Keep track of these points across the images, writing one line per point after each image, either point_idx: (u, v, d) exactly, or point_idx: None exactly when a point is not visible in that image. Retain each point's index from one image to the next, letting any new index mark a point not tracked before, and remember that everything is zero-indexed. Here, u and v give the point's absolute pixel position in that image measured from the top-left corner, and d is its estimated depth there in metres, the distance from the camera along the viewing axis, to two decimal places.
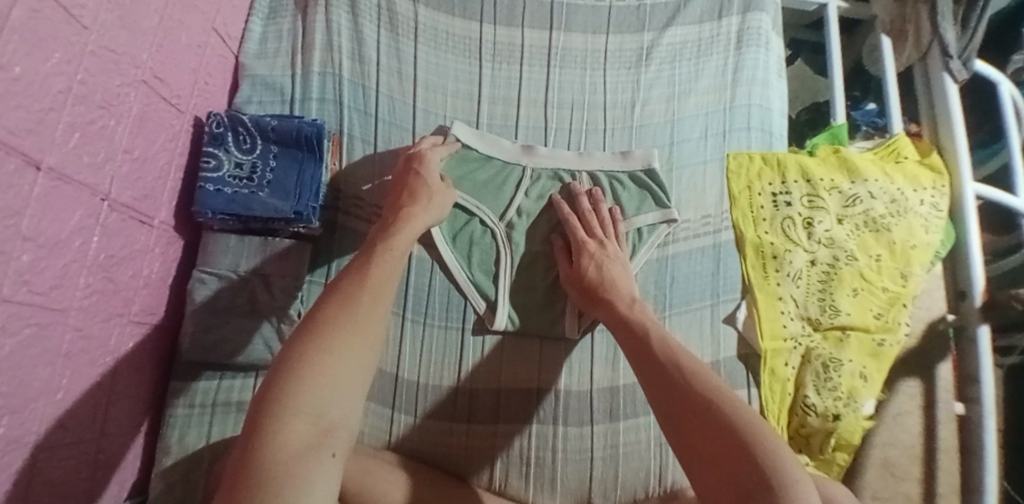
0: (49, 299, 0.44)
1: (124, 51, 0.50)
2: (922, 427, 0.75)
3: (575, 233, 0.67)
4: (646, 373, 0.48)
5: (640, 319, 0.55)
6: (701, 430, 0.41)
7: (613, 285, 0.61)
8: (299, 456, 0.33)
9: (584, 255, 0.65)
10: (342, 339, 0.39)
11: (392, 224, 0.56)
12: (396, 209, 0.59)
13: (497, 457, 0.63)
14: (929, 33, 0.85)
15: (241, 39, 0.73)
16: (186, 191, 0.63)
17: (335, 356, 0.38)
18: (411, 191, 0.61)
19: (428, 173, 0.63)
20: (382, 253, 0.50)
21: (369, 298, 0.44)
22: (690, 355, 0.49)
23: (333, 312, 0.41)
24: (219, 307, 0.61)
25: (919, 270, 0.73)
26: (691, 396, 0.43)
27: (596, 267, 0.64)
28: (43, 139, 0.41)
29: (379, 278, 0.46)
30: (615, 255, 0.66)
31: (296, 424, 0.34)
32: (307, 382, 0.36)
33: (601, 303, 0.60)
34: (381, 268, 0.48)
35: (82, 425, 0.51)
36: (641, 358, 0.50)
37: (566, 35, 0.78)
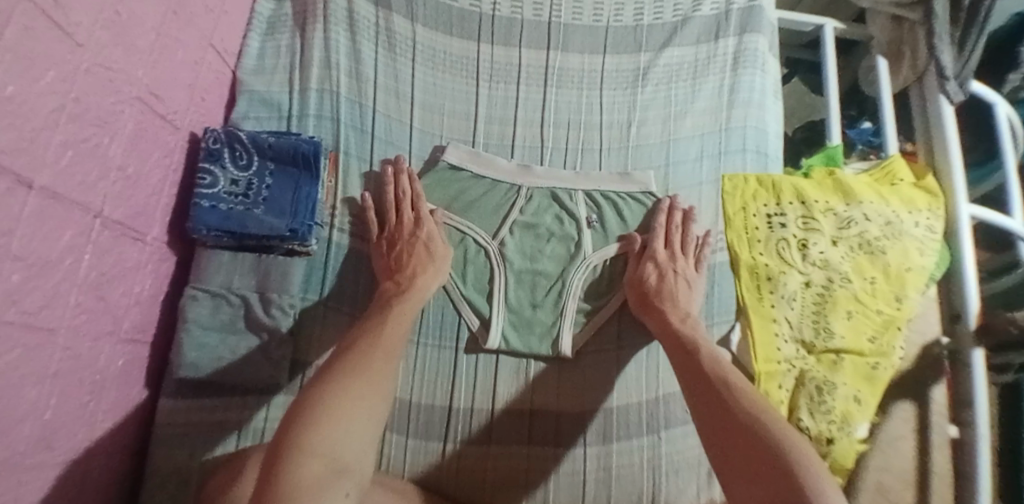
0: (38, 319, 0.44)
1: (119, 69, 0.50)
2: (917, 451, 0.75)
3: (654, 242, 0.69)
4: (692, 387, 0.52)
5: (691, 338, 0.58)
6: (740, 443, 0.43)
7: (672, 298, 0.64)
8: (314, 485, 0.36)
9: (651, 260, 0.68)
10: (352, 388, 0.45)
11: (402, 289, 0.60)
12: (401, 270, 0.62)
13: (489, 479, 0.63)
14: (926, 55, 0.85)
15: (238, 54, 0.73)
16: (180, 207, 0.62)
17: (348, 405, 0.43)
18: (415, 252, 0.64)
19: (429, 236, 0.65)
20: (393, 318, 0.55)
21: (382, 356, 0.50)
22: (743, 379, 0.50)
23: (345, 368, 0.47)
24: (213, 324, 0.60)
25: (914, 294, 0.73)
26: (732, 413, 0.46)
27: (659, 275, 0.66)
28: (34, 158, 0.41)
29: (391, 342, 0.52)
30: (681, 270, 0.68)
31: (314, 461, 0.37)
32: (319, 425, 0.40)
33: (653, 312, 0.63)
34: (393, 329, 0.54)
35: (68, 445, 0.50)
36: (690, 372, 0.53)
37: (563, 54, 0.79)
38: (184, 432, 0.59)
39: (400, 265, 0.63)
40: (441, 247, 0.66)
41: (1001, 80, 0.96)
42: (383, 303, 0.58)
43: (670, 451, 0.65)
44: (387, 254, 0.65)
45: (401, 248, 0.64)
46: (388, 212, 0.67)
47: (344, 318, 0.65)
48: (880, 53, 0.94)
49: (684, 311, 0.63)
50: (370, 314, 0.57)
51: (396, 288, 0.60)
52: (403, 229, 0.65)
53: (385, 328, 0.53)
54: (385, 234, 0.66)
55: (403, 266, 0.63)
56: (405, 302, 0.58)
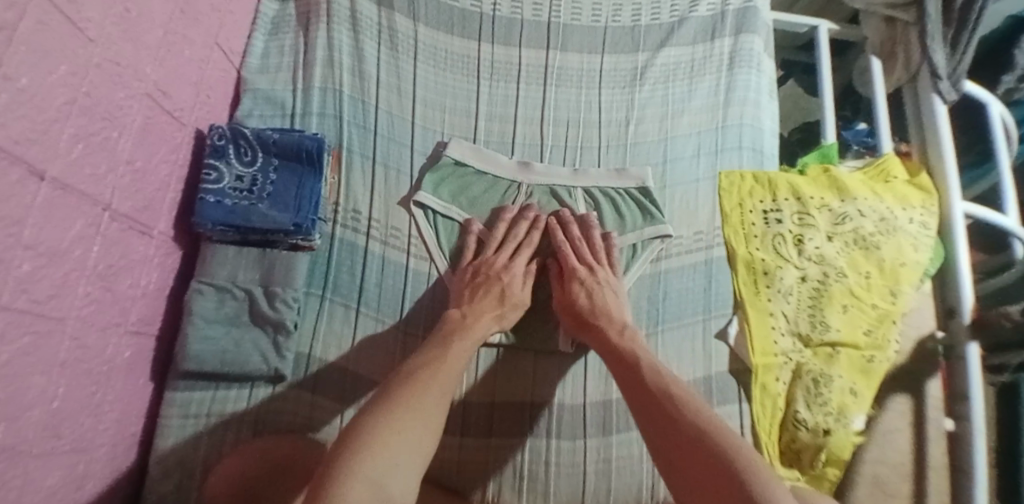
0: (47, 308, 0.45)
1: (128, 64, 0.51)
2: (912, 444, 0.76)
3: (566, 255, 0.68)
4: (636, 399, 0.54)
5: (631, 352, 0.58)
6: (702, 472, 0.45)
7: (603, 312, 0.63)
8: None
9: (574, 281, 0.66)
10: (405, 420, 0.47)
11: (466, 322, 0.61)
12: (474, 305, 0.63)
13: (491, 471, 0.63)
14: (919, 55, 0.87)
15: (243, 54, 0.74)
16: (186, 202, 0.63)
17: (394, 435, 0.45)
18: (489, 292, 0.64)
19: (513, 277, 0.66)
20: (456, 352, 0.56)
21: (435, 388, 0.51)
22: (694, 398, 0.52)
23: (402, 398, 0.49)
24: (218, 317, 0.61)
25: (908, 289, 0.74)
26: (689, 439, 0.48)
27: (587, 295, 0.64)
28: (45, 149, 0.42)
29: (448, 372, 0.54)
30: (605, 281, 0.66)
31: (361, 489, 0.39)
32: (371, 453, 0.42)
33: (592, 332, 0.62)
34: (451, 360, 0.55)
35: (75, 435, 0.51)
36: (630, 384, 0.55)
37: (562, 54, 0.80)
38: (189, 424, 0.60)
39: (474, 299, 0.63)
40: (522, 297, 0.65)
41: (995, 81, 0.98)
42: (446, 333, 0.59)
43: None
44: (467, 283, 0.66)
45: (480, 281, 0.65)
46: (489, 245, 0.69)
47: (347, 312, 0.66)
48: (873, 53, 0.96)
49: (622, 324, 0.62)
50: (432, 341, 0.59)
51: (460, 319, 0.61)
52: (494, 266, 0.66)
53: (444, 360, 0.55)
54: (474, 265, 0.67)
55: (474, 295, 0.64)
56: (466, 334, 0.59)
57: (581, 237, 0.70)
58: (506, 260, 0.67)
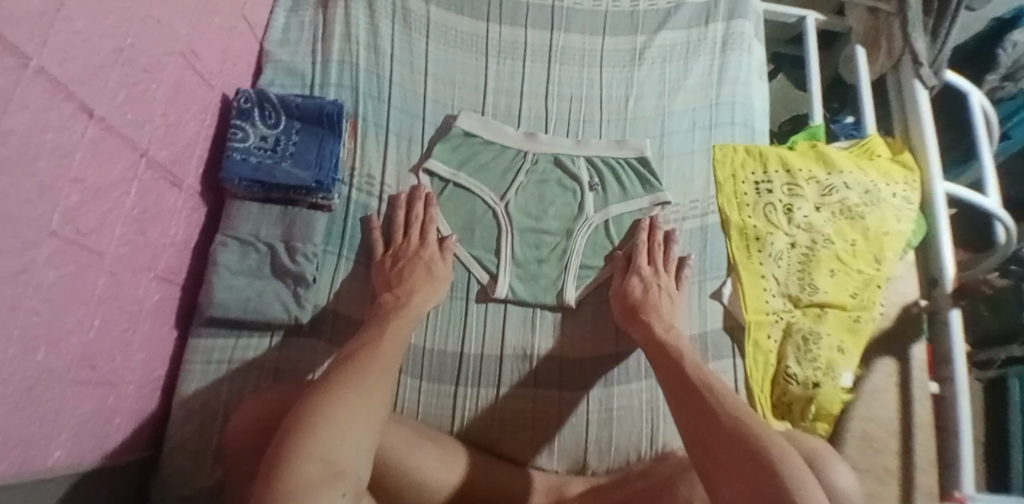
0: (89, 241, 0.48)
1: (166, 24, 0.56)
2: (899, 403, 0.79)
3: (637, 257, 0.71)
4: (675, 392, 0.52)
5: (676, 349, 0.58)
6: (730, 458, 0.43)
7: (655, 311, 0.65)
8: (306, 490, 0.35)
9: (636, 274, 0.69)
10: (353, 401, 0.43)
11: (400, 303, 0.61)
12: (403, 286, 0.64)
13: (499, 418, 0.67)
14: (901, 44, 0.92)
15: (265, 28, 0.79)
16: (212, 160, 0.67)
17: (342, 413, 0.42)
18: (416, 270, 0.65)
19: (431, 255, 0.68)
20: (393, 329, 0.56)
21: (378, 366, 0.49)
22: (729, 392, 0.51)
23: (344, 378, 0.46)
24: (241, 269, 0.65)
25: (892, 256, 0.78)
26: (719, 428, 0.46)
27: (643, 288, 0.68)
28: (95, 90, 0.46)
29: (389, 351, 0.52)
30: (665, 287, 0.69)
31: (310, 466, 0.37)
32: (318, 430, 0.40)
33: (639, 324, 0.64)
34: (392, 339, 0.54)
35: (108, 369, 0.54)
36: (673, 378, 0.54)
37: (566, 35, 0.85)
38: (211, 368, 0.63)
39: (400, 281, 0.64)
40: (443, 272, 0.67)
41: (978, 80, 1.04)
42: (383, 315, 0.59)
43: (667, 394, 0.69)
44: (390, 269, 0.66)
45: (403, 265, 0.66)
46: (398, 231, 0.70)
47: (361, 269, 0.70)
48: (858, 42, 1.01)
49: (667, 324, 0.63)
50: (369, 327, 0.57)
51: (394, 303, 0.61)
52: (410, 248, 0.68)
53: (382, 341, 0.53)
54: (391, 251, 0.68)
55: (400, 282, 0.64)
56: (403, 315, 0.59)
57: (650, 240, 0.73)
58: (429, 237, 0.69)
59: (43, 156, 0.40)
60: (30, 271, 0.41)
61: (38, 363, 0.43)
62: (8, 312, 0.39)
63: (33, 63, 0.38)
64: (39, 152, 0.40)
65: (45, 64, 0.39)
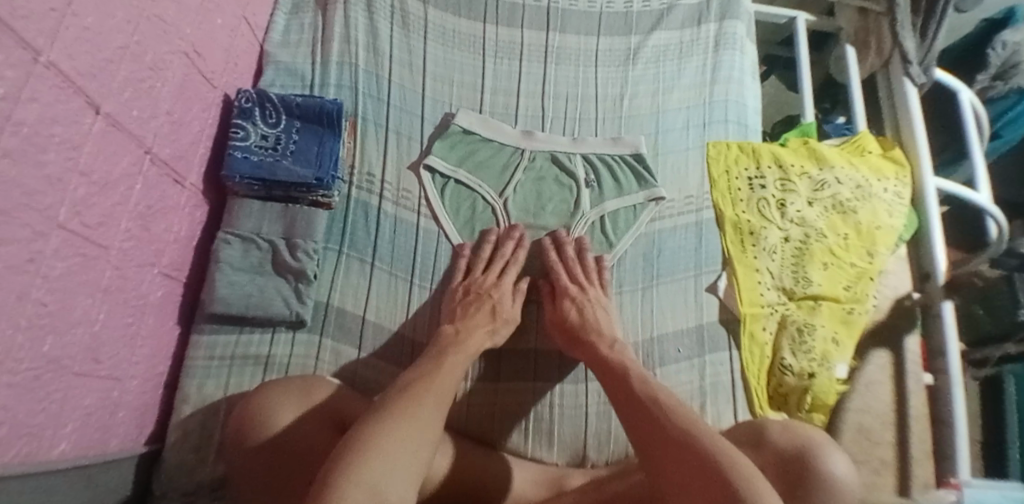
0: (96, 234, 0.49)
1: (171, 24, 0.57)
2: (893, 395, 0.80)
3: (558, 277, 0.70)
4: (627, 413, 0.54)
5: (621, 365, 0.59)
6: (696, 483, 0.44)
7: (595, 329, 0.65)
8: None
9: (566, 297, 0.68)
10: (406, 432, 0.44)
11: (460, 338, 0.61)
12: (467, 320, 0.64)
13: (499, 412, 0.68)
14: (891, 42, 0.94)
15: (266, 30, 0.80)
16: (215, 159, 0.68)
17: (394, 445, 0.43)
18: (480, 309, 0.65)
19: (503, 294, 0.67)
20: (451, 364, 0.56)
21: (434, 398, 0.50)
22: (684, 410, 0.51)
23: (398, 408, 0.47)
24: (243, 265, 0.66)
25: (884, 250, 0.80)
26: (681, 453, 0.47)
27: (577, 310, 0.67)
28: (102, 85, 0.47)
29: (445, 382, 0.53)
30: (596, 299, 0.68)
31: (360, 491, 0.38)
32: (371, 462, 0.40)
33: (583, 348, 0.64)
34: (450, 371, 0.55)
35: (113, 362, 0.55)
36: (625, 398, 0.55)
37: (561, 35, 0.87)
38: (213, 365, 0.64)
39: (467, 315, 0.64)
40: (511, 313, 0.66)
41: (970, 80, 1.06)
42: (441, 347, 0.59)
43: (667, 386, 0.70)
44: (459, 300, 0.67)
45: (472, 298, 0.67)
46: (478, 267, 0.70)
47: (363, 266, 0.71)
48: (848, 42, 1.03)
49: (610, 340, 0.63)
50: (426, 357, 0.58)
51: (454, 334, 0.61)
52: (485, 282, 0.68)
53: (438, 371, 0.54)
54: (465, 283, 0.69)
55: (458, 316, 0.65)
56: (462, 349, 0.59)
57: (565, 257, 0.72)
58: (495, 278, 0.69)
59: (51, 149, 0.41)
60: (37, 261, 0.42)
61: (43, 353, 0.44)
62: (16, 301, 0.40)
63: (42, 57, 0.39)
64: (47, 144, 0.41)
65: (54, 59, 0.40)
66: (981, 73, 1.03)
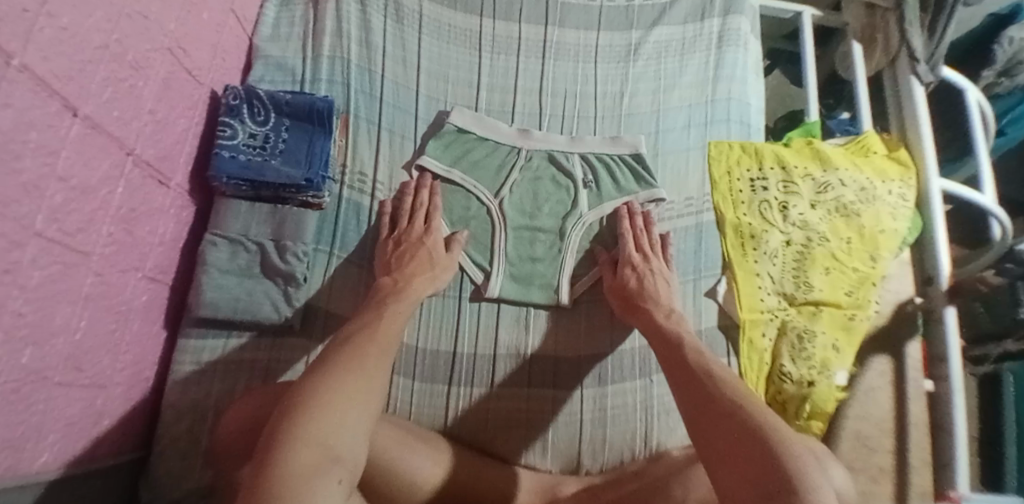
0: (76, 241, 0.47)
1: (154, 19, 0.55)
2: (893, 402, 0.79)
3: (625, 247, 0.70)
4: (677, 377, 0.51)
5: (676, 333, 0.58)
6: (728, 436, 0.41)
7: (653, 297, 0.65)
8: (303, 477, 0.34)
9: (627, 265, 0.69)
10: (348, 385, 0.42)
11: (398, 287, 0.60)
12: (402, 270, 0.63)
13: (490, 416, 0.67)
14: (898, 41, 0.91)
15: (255, 23, 0.78)
16: (201, 159, 0.66)
17: (339, 398, 0.40)
18: (419, 253, 0.65)
19: (434, 242, 0.68)
20: (390, 312, 0.55)
21: (377, 351, 0.47)
22: (729, 375, 0.49)
23: (342, 362, 0.44)
24: (231, 268, 0.64)
25: (887, 254, 0.78)
26: (720, 407, 0.44)
27: (638, 279, 0.67)
28: (81, 87, 0.45)
29: (387, 335, 0.50)
30: (658, 271, 0.68)
31: (307, 450, 0.35)
32: (316, 414, 0.38)
33: (641, 314, 0.64)
34: (390, 320, 0.53)
35: (97, 369, 0.53)
36: (676, 363, 0.53)
37: (560, 30, 0.84)
38: (200, 370, 0.62)
39: (403, 264, 0.64)
40: (447, 260, 0.67)
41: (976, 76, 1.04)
42: (381, 298, 0.58)
43: (662, 393, 0.69)
44: (392, 252, 0.66)
45: (405, 249, 0.66)
46: (402, 217, 0.69)
47: (354, 267, 0.69)
48: (854, 38, 0.99)
49: (668, 308, 0.63)
50: (366, 311, 0.55)
51: (393, 286, 0.60)
52: (412, 233, 0.67)
53: (378, 325, 0.51)
54: (394, 235, 0.68)
55: (403, 266, 0.64)
56: (400, 299, 0.58)
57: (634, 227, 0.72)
58: (427, 223, 0.69)
59: (27, 156, 0.39)
60: (15, 272, 0.40)
61: (23, 365, 0.42)
62: None
63: (16, 61, 0.37)
64: (23, 151, 0.39)
65: (28, 62, 0.38)
66: (986, 70, 1.00)
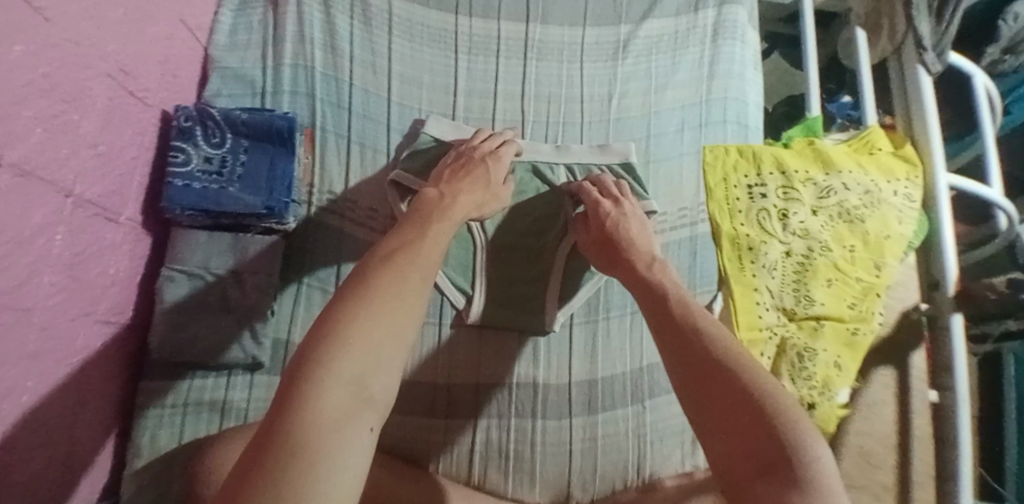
0: (15, 299, 0.42)
1: (90, 43, 0.49)
2: (897, 416, 0.76)
3: (591, 195, 0.64)
4: (661, 331, 0.45)
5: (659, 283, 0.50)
6: (725, 405, 0.37)
7: (630, 244, 0.57)
8: (334, 425, 0.27)
9: (596, 210, 0.63)
10: (383, 311, 0.34)
11: (443, 206, 0.52)
12: (451, 187, 0.56)
13: (476, 448, 0.64)
14: (904, 26, 0.82)
15: (210, 31, 0.72)
16: (154, 186, 0.62)
17: (371, 328, 0.32)
18: (476, 172, 0.60)
19: (497, 164, 0.63)
20: (435, 233, 0.46)
21: (418, 274, 0.39)
22: (718, 326, 0.44)
23: (381, 280, 0.36)
24: (191, 305, 0.60)
25: (892, 261, 0.73)
26: (719, 368, 0.39)
27: (612, 222, 0.60)
28: (8, 132, 0.40)
29: (429, 257, 0.42)
30: (631, 212, 0.62)
31: (335, 391, 0.28)
32: (348, 346, 0.31)
33: (617, 262, 0.57)
34: (433, 242, 0.44)
35: (51, 427, 0.49)
36: (657, 317, 0.47)
37: (543, 27, 0.78)
38: (164, 414, 0.60)
39: (455, 180, 0.58)
40: (502, 190, 0.62)
41: (978, 54, 0.96)
42: (422, 214, 0.49)
43: (655, 419, 0.66)
44: (449, 165, 0.61)
45: (462, 165, 0.61)
46: (473, 139, 0.66)
47: (325, 294, 0.65)
48: (858, 24, 0.92)
49: (649, 256, 0.55)
50: (405, 222, 0.47)
51: (438, 200, 0.53)
52: (476, 150, 0.63)
53: (421, 243, 0.43)
54: (454, 152, 0.64)
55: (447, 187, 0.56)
56: (444, 218, 0.50)
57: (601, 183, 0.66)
58: (494, 148, 0.65)
59: None
60: None
61: None
62: None
63: None
64: None
65: None
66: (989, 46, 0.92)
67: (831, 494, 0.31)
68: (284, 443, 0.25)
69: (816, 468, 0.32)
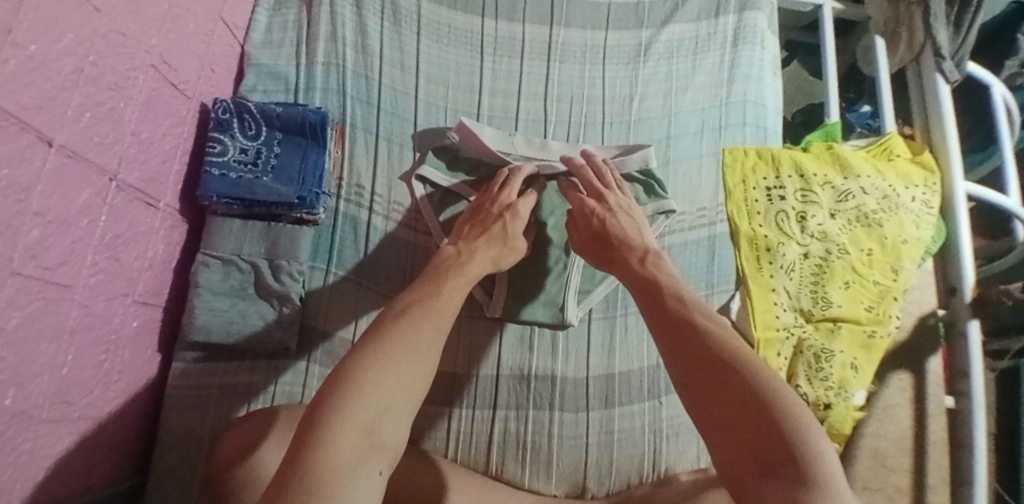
0: (57, 275, 0.44)
1: (134, 36, 0.51)
2: (913, 420, 0.75)
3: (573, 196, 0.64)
4: (664, 329, 0.46)
5: (657, 281, 0.52)
6: (727, 400, 0.37)
7: (625, 240, 0.59)
8: (351, 465, 0.30)
9: (583, 210, 0.62)
10: (398, 363, 0.37)
11: (461, 261, 0.55)
12: (469, 243, 0.58)
13: (495, 440, 0.65)
14: (922, 36, 0.83)
15: (247, 29, 0.75)
16: (191, 176, 0.64)
17: (388, 380, 0.36)
18: (493, 228, 0.60)
19: (515, 218, 0.61)
20: (451, 290, 0.49)
21: (432, 329, 0.42)
22: (719, 324, 0.45)
23: (398, 333, 0.40)
24: (223, 289, 0.62)
25: (910, 265, 0.73)
26: (720, 364, 0.40)
27: (602, 221, 0.61)
28: (55, 116, 0.42)
29: (444, 312, 0.45)
30: (618, 206, 0.63)
31: (353, 433, 0.31)
32: (367, 394, 0.34)
33: (614, 261, 0.58)
34: (449, 299, 0.47)
35: (85, 401, 0.52)
36: (659, 316, 0.48)
37: (566, 30, 0.80)
38: (194, 394, 0.61)
39: (472, 235, 0.59)
40: (519, 243, 0.60)
41: (997, 68, 0.95)
42: (440, 269, 0.53)
43: (671, 416, 0.67)
44: (467, 218, 0.62)
45: (481, 218, 0.61)
46: (495, 184, 0.65)
47: (359, 289, 0.66)
48: (877, 32, 0.93)
49: (643, 250, 0.57)
50: (422, 278, 0.51)
51: (456, 256, 0.55)
52: (494, 202, 0.62)
53: (437, 300, 0.46)
54: (476, 201, 0.64)
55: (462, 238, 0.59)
56: (460, 274, 0.52)
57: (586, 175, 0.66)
58: (512, 200, 0.63)
59: None
60: None
61: (5, 409, 0.40)
62: None
63: None
64: None
65: None
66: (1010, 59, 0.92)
67: (835, 487, 0.31)
68: (310, 474, 0.28)
69: (818, 462, 0.32)
